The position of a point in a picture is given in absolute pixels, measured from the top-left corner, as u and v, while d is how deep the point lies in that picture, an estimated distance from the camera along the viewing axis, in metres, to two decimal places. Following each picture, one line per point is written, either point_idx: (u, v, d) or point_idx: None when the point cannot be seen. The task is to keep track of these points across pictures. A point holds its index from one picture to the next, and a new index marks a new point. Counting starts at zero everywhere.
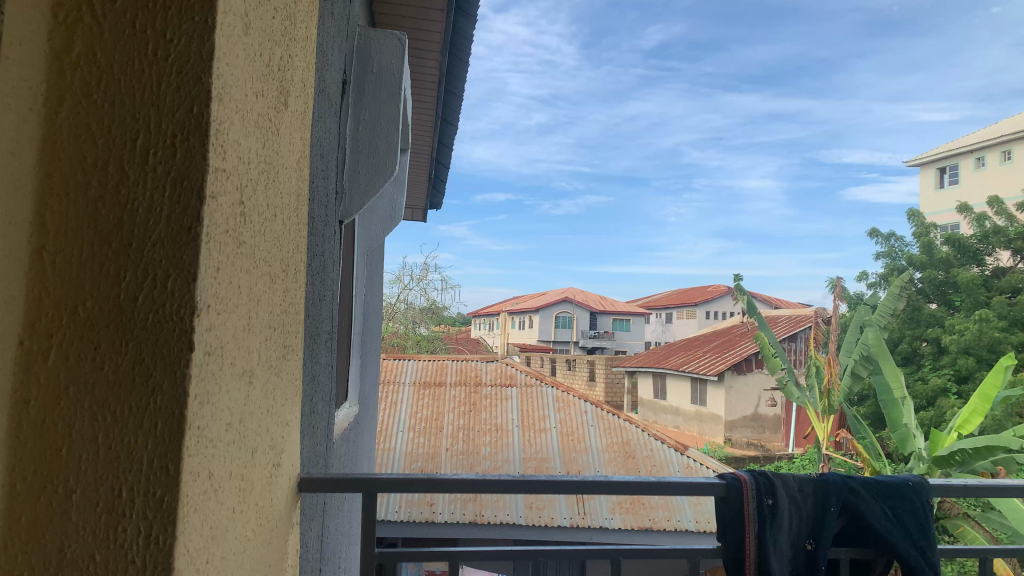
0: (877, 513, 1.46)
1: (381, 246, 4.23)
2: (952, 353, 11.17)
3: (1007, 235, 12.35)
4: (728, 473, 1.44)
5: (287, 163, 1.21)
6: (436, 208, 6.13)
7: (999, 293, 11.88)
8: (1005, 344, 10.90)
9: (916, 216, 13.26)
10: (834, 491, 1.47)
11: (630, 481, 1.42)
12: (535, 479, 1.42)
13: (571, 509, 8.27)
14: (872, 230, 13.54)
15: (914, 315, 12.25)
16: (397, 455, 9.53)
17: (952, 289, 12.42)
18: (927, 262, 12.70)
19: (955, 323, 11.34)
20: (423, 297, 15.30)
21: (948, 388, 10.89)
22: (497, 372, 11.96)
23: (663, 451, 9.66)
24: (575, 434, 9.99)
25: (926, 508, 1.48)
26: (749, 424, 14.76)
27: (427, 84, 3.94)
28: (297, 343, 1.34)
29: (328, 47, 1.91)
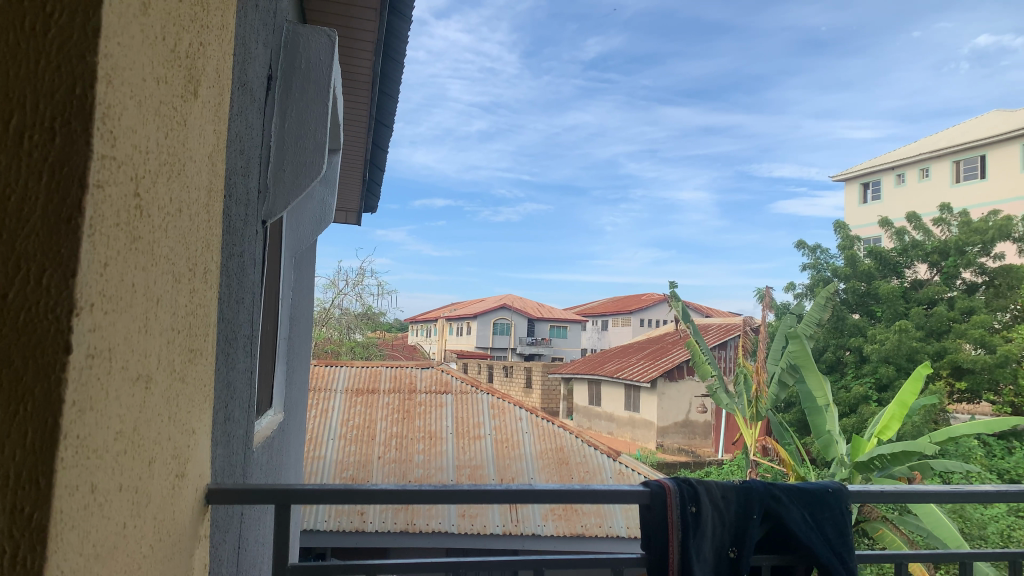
0: (797, 519, 1.47)
1: (309, 250, 4.14)
2: (873, 362, 11.56)
3: (925, 249, 12.77)
4: (652, 480, 1.43)
5: (195, 159, 1.14)
6: (370, 211, 6.03)
7: (917, 304, 12.34)
8: (921, 354, 11.40)
9: (841, 229, 13.61)
10: (757, 497, 1.47)
11: (554, 490, 1.39)
12: (458, 489, 1.37)
13: (503, 516, 8.23)
14: (799, 241, 13.86)
15: (838, 326, 12.60)
16: (327, 463, 9.35)
17: (873, 300, 12.85)
18: (850, 274, 13.07)
19: (876, 333, 11.70)
20: (359, 302, 14.79)
21: (869, 396, 11.27)
22: (432, 379, 11.81)
23: (596, 457, 9.72)
24: (510, 441, 9.98)
25: (845, 514, 1.49)
26: (681, 430, 15.01)
27: (361, 85, 3.87)
28: (207, 348, 1.27)
29: (251, 40, 1.83)
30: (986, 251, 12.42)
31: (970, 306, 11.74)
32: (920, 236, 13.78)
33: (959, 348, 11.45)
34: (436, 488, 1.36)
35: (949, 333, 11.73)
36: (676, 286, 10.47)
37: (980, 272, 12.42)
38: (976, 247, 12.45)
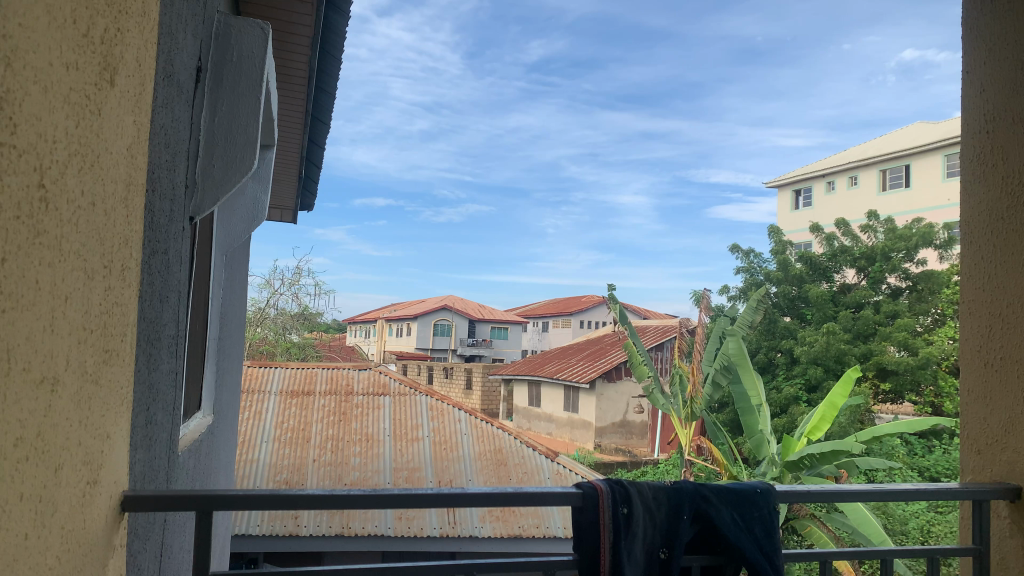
0: (727, 520, 1.48)
1: (241, 247, 4.03)
2: (803, 363, 11.89)
3: (853, 254, 13.16)
4: (585, 482, 1.42)
5: (112, 149, 1.09)
6: (307, 209, 5.92)
7: (845, 308, 12.74)
8: (849, 356, 11.76)
9: (774, 234, 13.93)
10: (687, 497, 1.48)
11: (484, 493, 1.37)
12: (390, 493, 1.34)
13: (440, 518, 8.16)
14: (733, 245, 14.16)
15: (770, 328, 12.93)
16: (260, 466, 9.16)
17: (803, 303, 13.22)
18: (782, 277, 13.43)
19: (806, 335, 12.05)
20: (295, 302, 14.49)
21: (799, 396, 11.60)
22: (369, 381, 11.66)
23: (534, 458, 9.77)
24: (448, 443, 9.93)
25: (773, 513, 1.51)
26: (618, 430, 15.21)
27: (296, 82, 3.79)
28: (124, 349, 1.21)
29: (178, 29, 1.76)
30: (910, 257, 12.87)
31: (895, 310, 12.15)
32: (848, 242, 14.20)
33: (884, 350, 11.87)
34: (369, 492, 1.33)
35: (875, 336, 12.14)
36: (615, 288, 10.55)
37: (904, 277, 12.84)
38: (901, 253, 12.87)
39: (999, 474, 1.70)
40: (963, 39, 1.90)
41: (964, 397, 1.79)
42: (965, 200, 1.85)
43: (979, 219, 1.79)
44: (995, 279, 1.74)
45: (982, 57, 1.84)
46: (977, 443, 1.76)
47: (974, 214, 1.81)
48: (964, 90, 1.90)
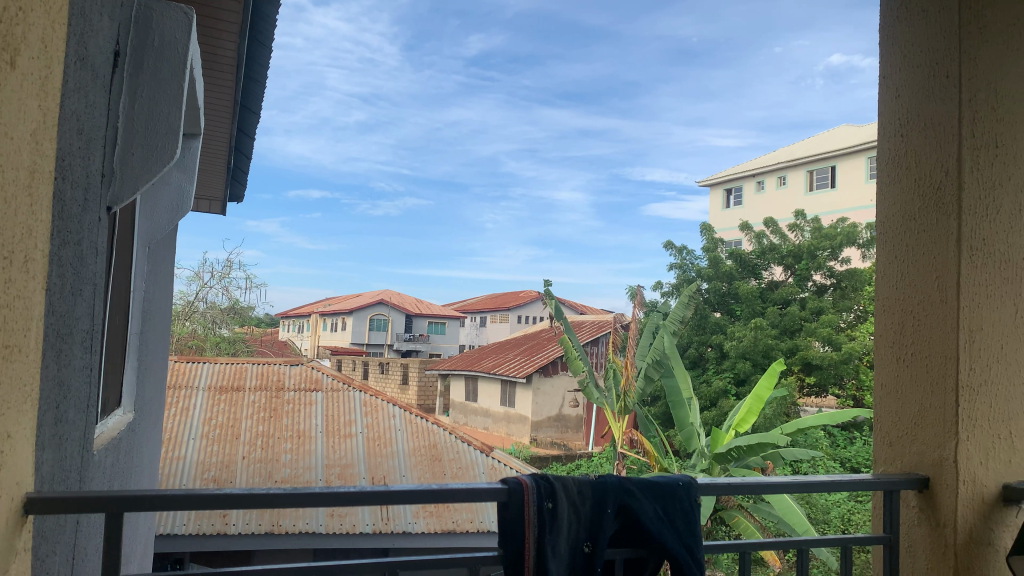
0: (649, 513, 1.49)
1: (166, 239, 3.90)
2: (732, 358, 12.17)
3: (781, 253, 13.54)
4: (510, 478, 1.42)
5: (12, 136, 1.03)
6: (236, 200, 5.77)
7: (773, 304, 13.11)
8: (776, 351, 12.12)
9: (706, 232, 14.22)
10: (611, 492, 1.48)
11: (408, 490, 1.36)
12: (315, 493, 1.31)
13: (374, 515, 8.07)
14: (667, 242, 14.37)
15: (700, 323, 13.22)
16: (187, 464, 8.90)
17: (733, 299, 13.56)
18: (713, 274, 13.76)
19: (735, 331, 12.36)
20: (225, 296, 14.27)
21: (729, 390, 11.87)
22: (301, 375, 11.47)
23: (469, 453, 9.79)
24: (382, 439, 9.84)
25: (693, 507, 1.53)
26: (554, 424, 15.33)
27: (224, 70, 3.69)
28: (28, 344, 1.16)
29: (93, 13, 1.69)
30: (835, 255, 13.26)
31: (819, 307, 12.53)
32: (777, 240, 14.58)
33: (809, 345, 12.25)
34: (296, 491, 1.30)
35: (801, 331, 12.50)
36: (551, 284, 10.56)
37: (828, 275, 13.23)
38: (826, 252, 13.26)
39: (908, 466, 1.77)
40: (880, 45, 1.97)
41: (877, 393, 1.86)
42: (880, 202, 1.92)
43: (894, 220, 1.86)
44: (907, 278, 1.81)
45: (898, 62, 1.90)
46: (889, 436, 1.84)
47: (889, 216, 1.88)
48: (881, 95, 1.96)
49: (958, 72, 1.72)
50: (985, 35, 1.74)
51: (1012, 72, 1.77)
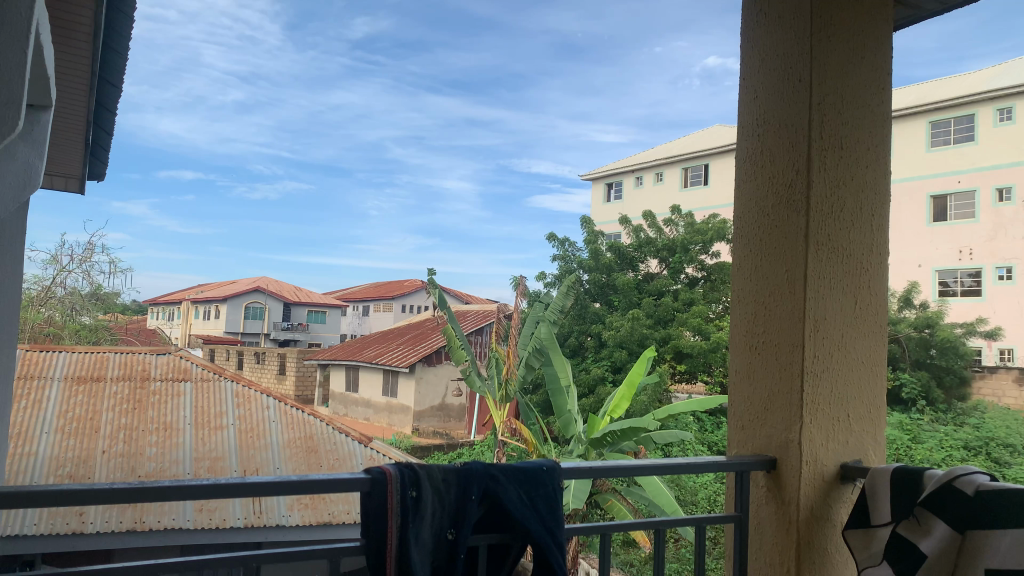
0: (514, 500, 1.51)
1: (14, 217, 3.61)
2: (610, 347, 12.50)
3: (657, 246, 14.06)
4: (374, 468, 1.40)
5: None
6: (97, 177, 5.39)
7: (649, 294, 13.61)
8: (650, 340, 12.55)
9: (587, 224, 14.58)
10: (476, 478, 1.49)
11: (268, 482, 1.31)
12: (169, 487, 1.23)
13: (245, 509, 7.81)
14: (550, 234, 14.58)
15: (581, 313, 13.57)
16: (40, 460, 8.27)
17: (612, 290, 13.96)
18: (593, 266, 14.13)
19: (614, 321, 12.70)
20: (86, 281, 13.46)
21: (606, 377, 12.15)
22: (168, 366, 10.93)
23: (347, 444, 9.62)
24: (255, 431, 9.51)
25: (556, 491, 1.57)
26: (435, 414, 15.33)
27: (80, 41, 3.45)
28: None
29: None
30: (706, 249, 13.85)
31: (690, 298, 13.05)
32: (653, 234, 15.07)
33: (680, 335, 12.74)
34: (150, 487, 1.21)
35: (673, 321, 13.04)
36: (435, 272, 10.49)
37: (699, 268, 13.84)
38: (698, 246, 13.80)
39: (757, 447, 1.87)
40: (744, 47, 2.06)
41: (734, 379, 1.96)
42: (739, 200, 2.01)
43: (751, 216, 1.96)
44: (760, 272, 1.91)
45: (757, 65, 2.00)
46: (741, 420, 1.94)
47: (747, 212, 1.98)
48: (742, 97, 2.06)
49: (809, 77, 1.83)
50: (834, 44, 1.86)
51: (858, 82, 1.90)
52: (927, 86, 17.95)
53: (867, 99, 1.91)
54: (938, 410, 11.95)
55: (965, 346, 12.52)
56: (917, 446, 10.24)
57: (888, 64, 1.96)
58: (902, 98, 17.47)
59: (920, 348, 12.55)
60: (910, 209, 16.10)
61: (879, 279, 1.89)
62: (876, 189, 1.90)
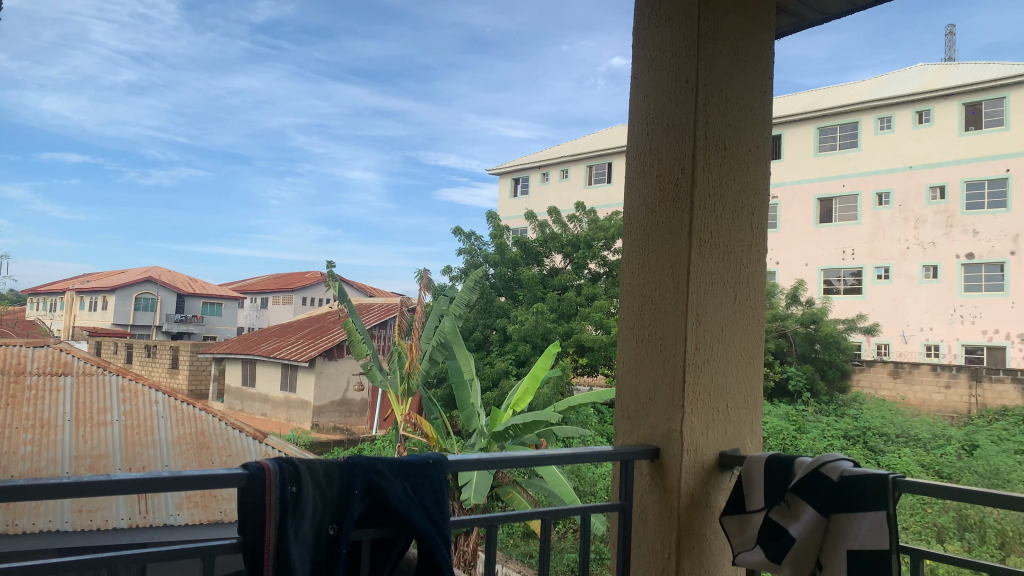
0: (398, 492, 1.49)
1: None
2: (515, 340, 12.52)
3: (561, 241, 14.30)
4: (251, 462, 1.35)
5: None
6: None
7: (553, 289, 13.80)
8: (553, 334, 12.68)
9: (493, 219, 14.61)
10: (359, 473, 1.46)
11: (137, 478, 1.24)
12: (30, 486, 1.14)
13: (130, 508, 7.46)
14: (456, 228, 14.50)
15: (486, 307, 13.64)
16: None
17: (517, 284, 14.07)
18: (499, 260, 14.19)
19: (518, 315, 12.76)
20: None
21: (509, 370, 12.14)
22: (46, 359, 10.32)
23: (240, 440, 9.34)
24: (142, 427, 9.12)
25: (442, 484, 1.56)
26: (336, 409, 15.07)
27: None
28: None
29: None
30: (609, 245, 14.12)
31: (593, 293, 13.31)
32: (558, 229, 15.27)
33: (582, 329, 12.96)
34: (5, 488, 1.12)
35: (576, 315, 13.25)
36: (335, 264, 10.27)
37: (602, 264, 14.11)
38: (601, 242, 14.07)
39: (642, 436, 1.92)
40: (635, 47, 2.11)
41: (622, 371, 2.00)
42: (631, 195, 2.06)
43: (640, 211, 2.01)
44: (646, 267, 1.96)
45: (647, 65, 2.05)
46: (627, 410, 1.99)
47: (636, 209, 2.02)
48: (633, 94, 2.11)
49: (695, 78, 1.89)
50: (719, 48, 1.92)
51: (741, 86, 1.97)
52: (815, 94, 18.84)
53: (750, 102, 1.99)
54: (822, 402, 12.62)
55: (847, 341, 13.23)
56: (802, 435, 10.77)
57: (770, 69, 2.05)
58: (793, 104, 18.31)
59: (806, 343, 13.17)
60: (799, 210, 16.83)
61: (757, 274, 1.98)
62: (755, 190, 1.99)
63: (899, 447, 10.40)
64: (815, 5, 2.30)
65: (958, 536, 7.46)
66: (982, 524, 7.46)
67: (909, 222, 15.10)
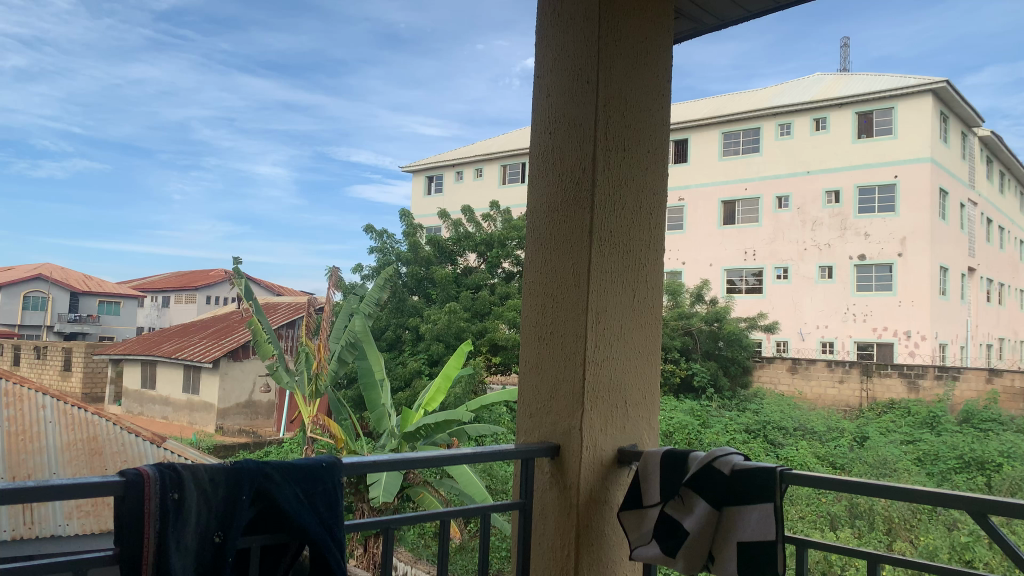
0: (287, 496, 1.44)
1: None
2: (427, 340, 12.38)
3: (475, 240, 14.32)
4: (128, 468, 1.27)
5: None
6: None
7: (466, 288, 13.78)
8: (466, 333, 12.62)
9: (406, 217, 14.47)
10: (246, 478, 1.40)
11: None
12: None
13: (14, 518, 7.04)
14: (367, 225, 14.25)
15: (399, 306, 13.50)
16: None
17: (430, 283, 13.98)
18: (411, 259, 14.07)
19: (431, 315, 12.66)
20: None
21: (422, 370, 11.98)
22: None
23: (136, 445, 8.88)
24: (28, 434, 8.61)
25: (336, 486, 1.53)
26: (242, 411, 14.65)
27: None
28: None
29: None
30: (522, 245, 14.22)
31: (507, 292, 13.35)
32: (472, 228, 15.29)
33: (496, 328, 12.96)
34: None
35: (490, 314, 13.25)
36: (241, 262, 9.94)
37: (515, 263, 14.17)
38: (515, 242, 14.19)
39: (544, 433, 1.93)
40: (538, 47, 2.11)
41: (524, 370, 2.00)
42: (533, 192, 2.06)
43: (541, 210, 2.01)
44: (549, 264, 1.97)
45: (550, 65, 2.05)
46: (529, 410, 1.99)
47: (538, 209, 2.03)
48: (536, 94, 2.11)
49: (596, 79, 1.90)
50: (619, 51, 1.94)
51: (640, 87, 2.00)
52: (720, 99, 19.46)
53: (649, 103, 2.03)
54: (725, 397, 13.07)
55: (748, 338, 13.74)
56: (705, 430, 11.10)
57: (668, 72, 2.10)
58: (699, 109, 18.83)
59: (710, 340, 13.62)
60: (703, 211, 17.37)
61: (655, 273, 2.02)
62: (654, 191, 2.03)
63: (796, 440, 10.85)
64: (711, 10, 2.36)
65: (848, 523, 7.80)
66: (871, 510, 7.85)
67: (806, 225, 15.82)
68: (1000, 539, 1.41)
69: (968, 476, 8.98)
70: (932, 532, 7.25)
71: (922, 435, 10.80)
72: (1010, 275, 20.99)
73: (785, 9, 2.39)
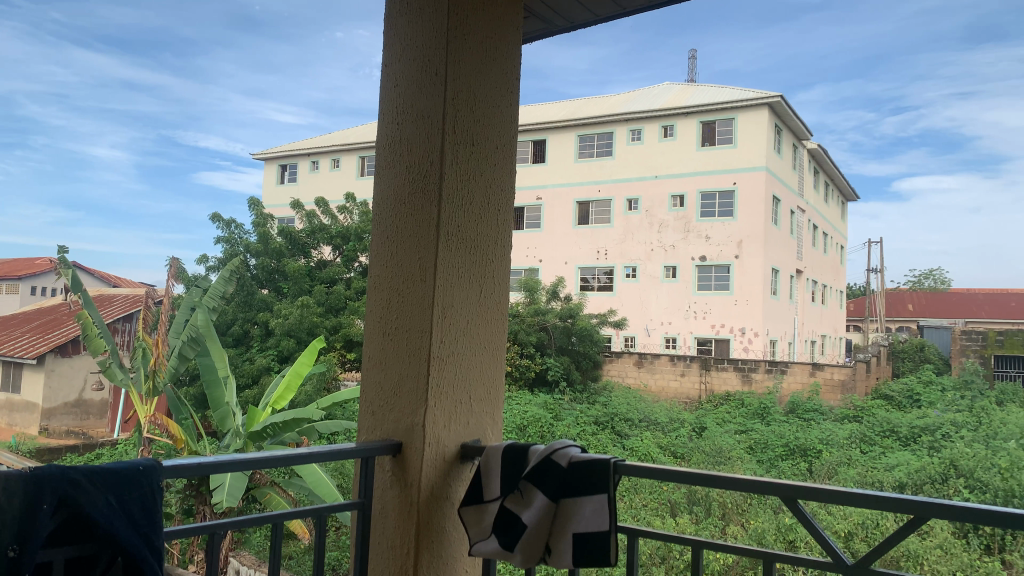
0: (99, 504, 1.33)
1: None
2: (277, 335, 11.93)
3: (330, 233, 14.01)
4: None
5: None
6: None
7: (320, 282, 13.47)
8: (319, 329, 12.30)
9: (255, 207, 13.69)
10: (50, 485, 1.27)
11: None
12: None
13: None
14: (215, 213, 13.25)
15: (247, 299, 12.84)
16: None
17: (281, 276, 13.61)
18: (261, 250, 13.52)
19: (282, 308, 12.19)
20: None
21: (271, 366, 11.55)
22: None
23: None
24: None
25: (154, 492, 1.43)
26: (71, 410, 13.56)
27: None
28: None
29: None
30: None
31: (362, 287, 13.17)
32: (327, 221, 14.93)
33: (351, 324, 12.76)
34: None
35: (344, 309, 13.08)
36: (67, 250, 9.11)
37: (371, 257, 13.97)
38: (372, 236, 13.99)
39: (385, 431, 1.89)
40: (387, 36, 2.05)
41: (366, 366, 1.95)
42: (379, 184, 2.01)
43: (386, 203, 1.97)
44: (393, 258, 1.93)
45: (397, 53, 2.01)
46: (372, 407, 1.94)
47: (384, 200, 1.98)
48: (383, 84, 2.05)
49: (444, 70, 1.88)
50: (467, 45, 1.93)
51: (488, 84, 2.00)
52: (575, 102, 20.01)
53: (496, 99, 2.03)
54: (576, 390, 13.52)
55: (599, 333, 14.23)
56: (557, 422, 11.35)
57: (516, 69, 2.11)
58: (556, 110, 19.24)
59: (563, 336, 13.99)
60: (559, 212, 17.84)
61: (501, 270, 2.03)
62: (501, 188, 2.04)
63: (641, 431, 11.33)
64: (559, 11, 2.40)
65: (687, 509, 8.26)
66: (707, 497, 8.33)
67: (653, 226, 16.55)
68: (811, 523, 1.51)
69: (792, 462, 9.71)
70: (760, 516, 7.79)
71: (753, 425, 11.59)
72: (831, 277, 22.94)
73: (631, 16, 2.47)
